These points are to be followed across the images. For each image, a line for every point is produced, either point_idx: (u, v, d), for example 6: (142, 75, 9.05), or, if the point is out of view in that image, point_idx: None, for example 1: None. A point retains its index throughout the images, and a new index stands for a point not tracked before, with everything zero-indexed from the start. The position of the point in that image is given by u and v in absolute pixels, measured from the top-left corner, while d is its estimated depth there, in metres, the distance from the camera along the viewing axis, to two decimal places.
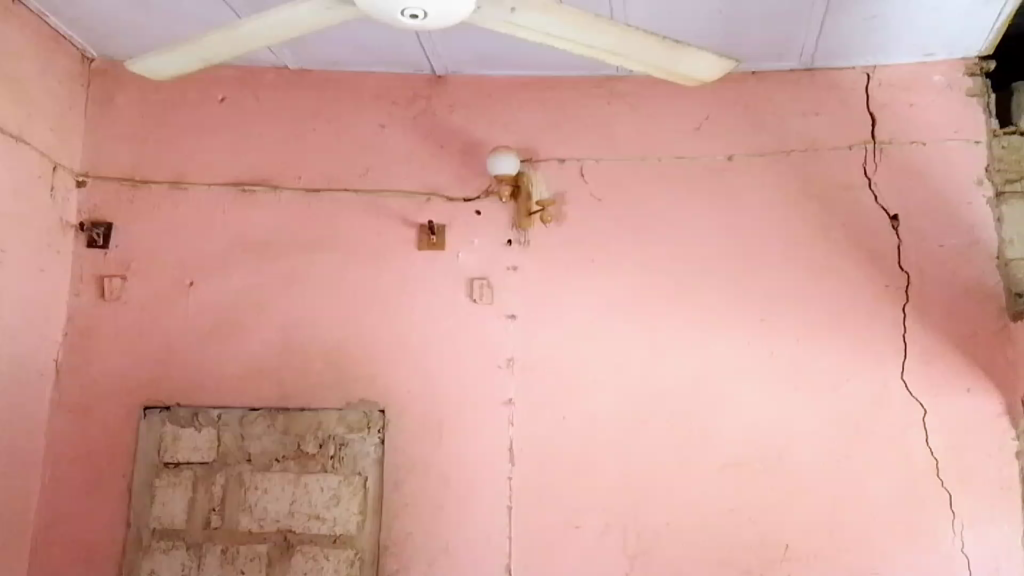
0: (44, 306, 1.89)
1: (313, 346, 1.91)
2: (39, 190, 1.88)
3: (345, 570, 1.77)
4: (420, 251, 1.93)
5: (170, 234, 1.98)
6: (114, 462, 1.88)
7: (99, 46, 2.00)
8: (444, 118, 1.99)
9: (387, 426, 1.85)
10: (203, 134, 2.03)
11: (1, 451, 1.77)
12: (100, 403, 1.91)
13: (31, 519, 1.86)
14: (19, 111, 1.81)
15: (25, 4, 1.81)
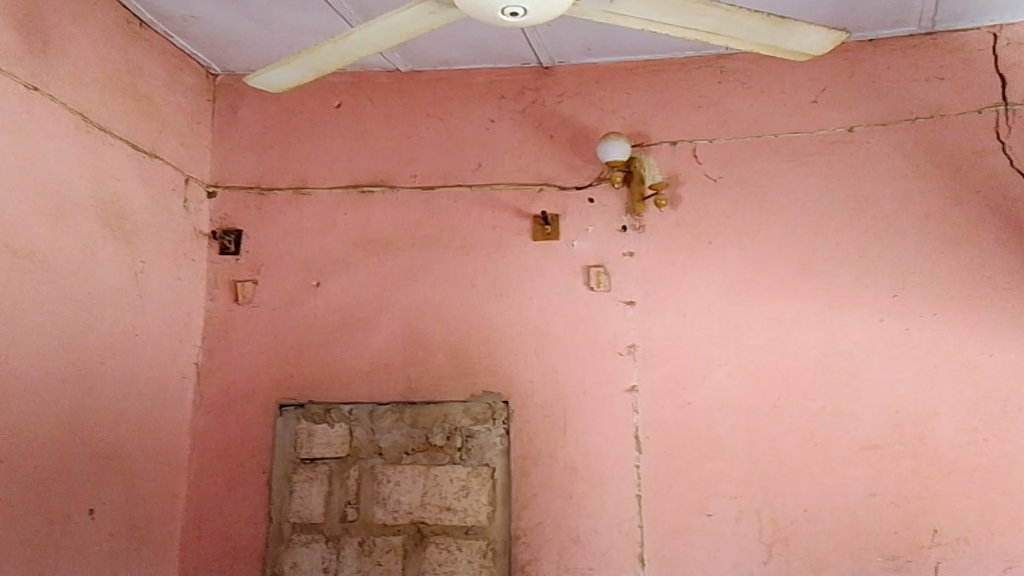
0: (183, 311, 1.99)
1: (437, 341, 1.95)
2: (173, 202, 1.98)
3: (478, 560, 1.80)
4: (535, 241, 1.95)
5: (295, 238, 2.06)
6: (254, 457, 1.96)
7: (221, 63, 2.09)
8: (553, 108, 2.00)
9: (512, 417, 1.88)
10: (322, 140, 2.10)
11: (151, 449, 1.87)
12: (238, 402, 2.00)
13: (180, 514, 1.95)
14: (151, 129, 1.91)
15: (152, 27, 1.91)
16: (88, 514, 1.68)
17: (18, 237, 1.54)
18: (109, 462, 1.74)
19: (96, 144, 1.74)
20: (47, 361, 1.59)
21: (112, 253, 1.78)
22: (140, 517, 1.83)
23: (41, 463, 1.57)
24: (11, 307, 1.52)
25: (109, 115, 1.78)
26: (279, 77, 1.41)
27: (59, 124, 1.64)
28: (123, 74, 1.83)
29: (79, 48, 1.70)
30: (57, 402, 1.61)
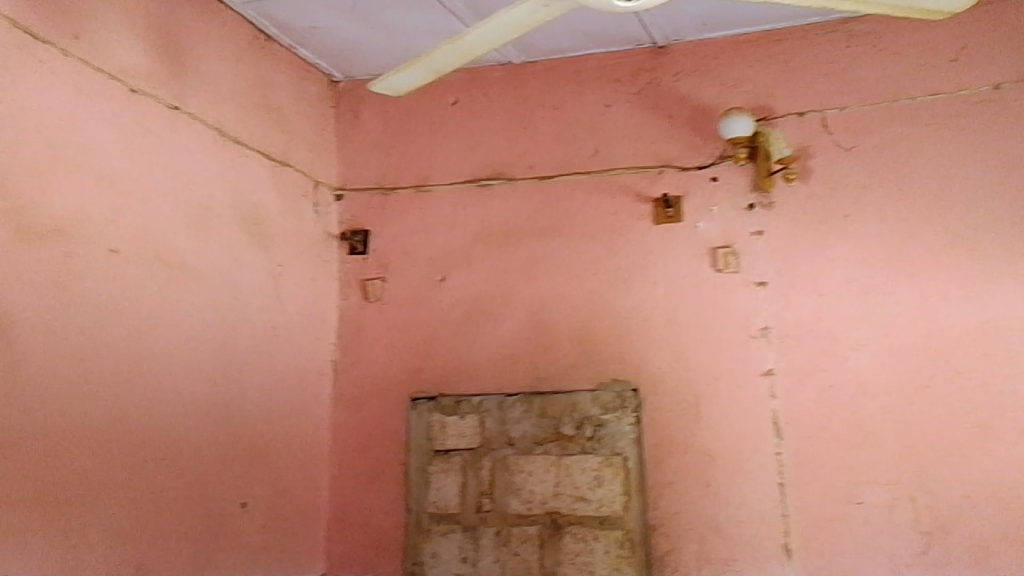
0: (318, 312, 2.06)
1: (563, 330, 1.94)
2: (305, 206, 2.05)
3: (616, 550, 1.79)
4: (658, 225, 1.91)
5: (419, 235, 2.10)
6: (391, 451, 2.01)
7: (342, 70, 2.15)
8: (670, 88, 1.96)
9: (642, 405, 1.85)
10: (440, 137, 2.13)
11: (296, 445, 1.94)
12: (373, 397, 2.05)
13: (326, 507, 2.02)
14: (281, 139, 1.98)
15: (277, 41, 1.98)
16: (241, 508, 1.76)
17: (170, 250, 1.63)
18: (258, 457, 1.82)
19: (234, 157, 1.82)
20: (201, 366, 1.68)
21: (253, 258, 1.86)
22: (288, 510, 1.90)
23: (201, 462, 1.66)
24: (165, 317, 1.60)
25: (243, 129, 1.85)
26: (402, 80, 1.45)
27: (199, 139, 1.72)
28: (254, 89, 1.90)
29: (214, 66, 1.78)
30: (209, 402, 1.69)
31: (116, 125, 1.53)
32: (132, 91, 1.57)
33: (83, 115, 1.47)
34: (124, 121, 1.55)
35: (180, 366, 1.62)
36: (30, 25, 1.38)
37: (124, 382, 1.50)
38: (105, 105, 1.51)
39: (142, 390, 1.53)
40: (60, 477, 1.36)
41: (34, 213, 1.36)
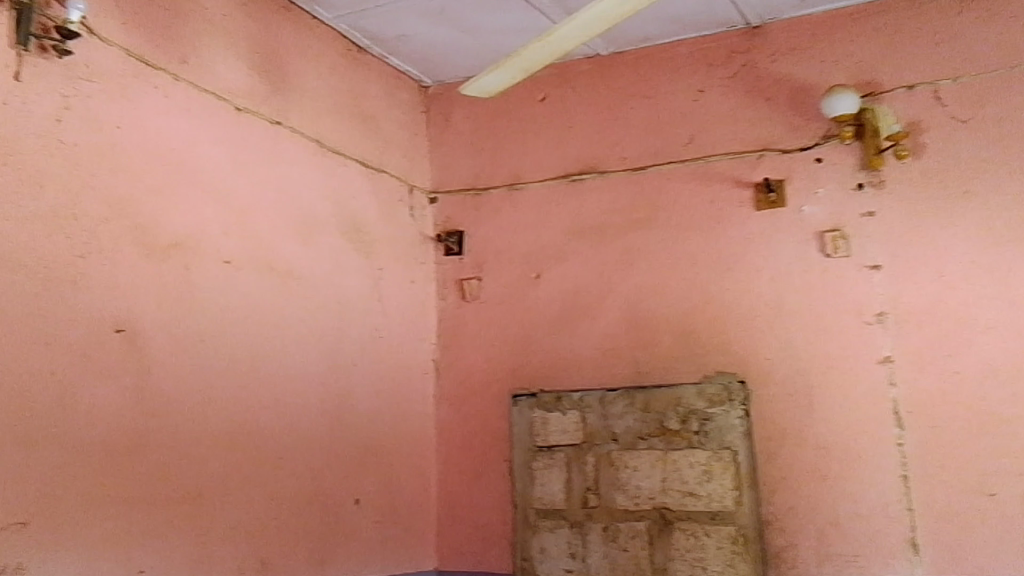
0: (417, 306, 2.72)
1: (659, 322, 2.42)
2: (401, 209, 2.73)
3: (729, 545, 2.19)
4: (760, 210, 2.34)
5: (528, 232, 2.67)
6: (498, 444, 2.60)
7: (430, 75, 2.86)
8: (767, 68, 2.39)
9: (748, 398, 2.26)
10: (556, 132, 2.68)
11: (400, 424, 2.58)
12: (473, 373, 2.68)
13: (464, 470, 2.63)
14: (377, 147, 2.68)
15: (370, 52, 2.69)
16: (355, 502, 2.39)
17: (275, 259, 2.27)
18: (370, 453, 2.46)
19: (332, 164, 2.50)
20: (308, 348, 2.32)
21: (355, 257, 2.53)
22: (399, 500, 2.54)
23: (310, 470, 2.27)
24: (272, 315, 2.23)
25: (339, 139, 2.54)
26: (492, 82, 1.85)
27: (304, 151, 2.41)
28: (350, 102, 2.60)
29: (317, 85, 2.49)
30: (321, 406, 2.33)
31: (220, 142, 2.15)
32: (238, 109, 2.22)
33: (190, 136, 2.07)
34: (233, 140, 2.19)
35: (273, 344, 2.22)
36: (143, 54, 1.98)
37: (246, 352, 2.14)
38: (225, 128, 2.17)
39: (247, 377, 2.13)
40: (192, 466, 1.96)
41: (164, 233, 1.98)
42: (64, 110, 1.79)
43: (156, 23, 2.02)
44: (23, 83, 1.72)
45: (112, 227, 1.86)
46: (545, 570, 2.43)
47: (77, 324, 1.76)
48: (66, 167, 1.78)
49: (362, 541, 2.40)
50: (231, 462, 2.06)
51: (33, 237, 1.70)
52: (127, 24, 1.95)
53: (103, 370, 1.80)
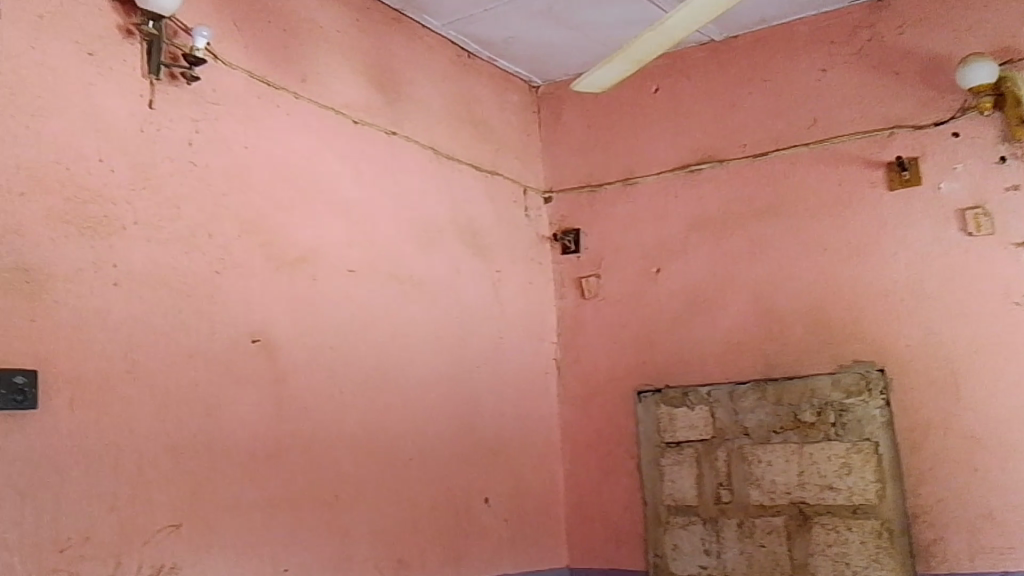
0: (537, 305, 2.76)
1: (789, 312, 2.39)
2: (517, 211, 2.77)
3: (873, 539, 2.17)
4: (892, 190, 2.29)
5: (647, 226, 2.67)
6: (625, 440, 2.59)
7: (539, 75, 2.89)
8: (893, 41, 2.34)
9: (887, 387, 2.22)
10: (670, 125, 2.67)
11: (526, 422, 2.62)
12: (596, 369, 2.70)
13: (591, 467, 2.65)
14: (490, 150, 2.72)
15: (480, 57, 2.73)
16: (485, 502, 2.43)
17: (399, 267, 2.33)
18: (497, 453, 2.49)
19: (449, 170, 2.55)
20: (434, 353, 2.37)
21: (475, 260, 2.57)
22: (527, 501, 2.56)
23: (448, 470, 2.34)
24: (399, 320, 2.29)
25: (454, 145, 2.58)
26: (606, 76, 1.87)
27: (422, 158, 2.47)
28: (463, 108, 2.64)
29: (431, 93, 2.54)
30: (449, 409, 2.38)
31: (340, 155, 2.22)
32: (356, 122, 2.28)
33: (314, 153, 2.15)
34: (354, 152, 2.26)
35: (400, 350, 2.27)
36: (265, 75, 2.06)
37: (377, 359, 2.21)
38: (344, 140, 2.24)
39: (379, 381, 2.20)
40: (330, 471, 2.03)
41: (292, 247, 2.05)
42: (195, 133, 1.88)
43: (275, 44, 2.10)
44: (156, 111, 1.81)
45: (244, 243, 1.94)
46: (678, 568, 2.43)
47: (217, 338, 1.84)
48: (199, 187, 1.87)
49: (493, 541, 2.43)
50: (367, 465, 2.13)
51: (173, 256, 1.79)
52: (247, 48, 2.03)
53: (243, 381, 1.88)
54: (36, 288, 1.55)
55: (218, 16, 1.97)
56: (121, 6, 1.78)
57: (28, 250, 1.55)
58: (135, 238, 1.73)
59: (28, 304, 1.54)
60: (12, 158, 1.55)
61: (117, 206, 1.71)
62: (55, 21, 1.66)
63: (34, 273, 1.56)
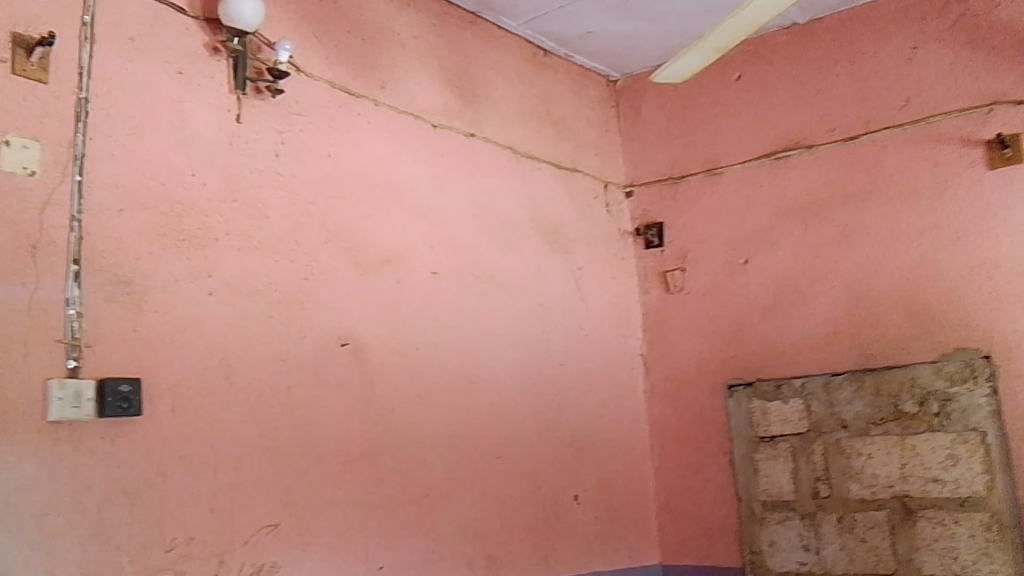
0: (622, 301, 2.74)
1: (885, 299, 2.31)
2: (598, 207, 2.76)
3: (982, 533, 2.08)
4: (993, 169, 2.19)
5: (732, 217, 2.62)
6: (717, 434, 2.55)
7: (617, 69, 2.87)
8: (988, 15, 2.24)
9: (994, 374, 2.12)
10: (753, 113, 2.62)
11: (614, 419, 2.61)
12: (684, 364, 2.66)
13: (682, 462, 2.62)
14: (569, 147, 2.71)
15: (556, 54, 2.73)
16: (575, 499, 2.42)
17: (482, 268, 2.34)
18: (584, 451, 2.49)
19: (528, 169, 2.55)
20: (519, 353, 2.38)
21: (558, 257, 2.57)
22: (617, 497, 2.55)
23: (538, 468, 2.35)
24: (484, 321, 2.31)
25: (533, 144, 2.59)
26: (685, 66, 1.83)
27: (502, 158, 2.48)
28: (541, 107, 2.64)
29: (509, 94, 2.55)
30: (536, 408, 2.38)
31: (421, 160, 2.25)
32: (435, 126, 2.30)
33: (395, 158, 2.18)
34: (434, 156, 2.29)
35: (485, 350, 2.29)
36: (346, 84, 2.10)
37: (464, 359, 2.23)
38: (424, 144, 2.27)
39: (466, 382, 2.22)
40: (421, 470, 2.06)
41: (377, 251, 2.09)
42: (281, 144, 1.93)
43: (355, 53, 2.14)
44: (244, 124, 1.87)
45: (331, 249, 1.98)
46: (775, 565, 2.38)
47: (307, 343, 1.89)
48: (286, 196, 1.92)
49: (584, 538, 2.42)
50: (456, 464, 2.15)
51: (265, 264, 1.84)
52: (327, 58, 2.07)
53: (334, 384, 1.92)
54: (137, 300, 1.62)
55: (299, 28, 2.02)
56: (208, 25, 1.85)
57: (128, 263, 1.62)
58: (227, 248, 1.78)
59: (130, 315, 1.60)
60: (110, 176, 1.62)
61: (210, 218, 1.76)
62: (145, 42, 1.73)
63: (135, 285, 1.62)
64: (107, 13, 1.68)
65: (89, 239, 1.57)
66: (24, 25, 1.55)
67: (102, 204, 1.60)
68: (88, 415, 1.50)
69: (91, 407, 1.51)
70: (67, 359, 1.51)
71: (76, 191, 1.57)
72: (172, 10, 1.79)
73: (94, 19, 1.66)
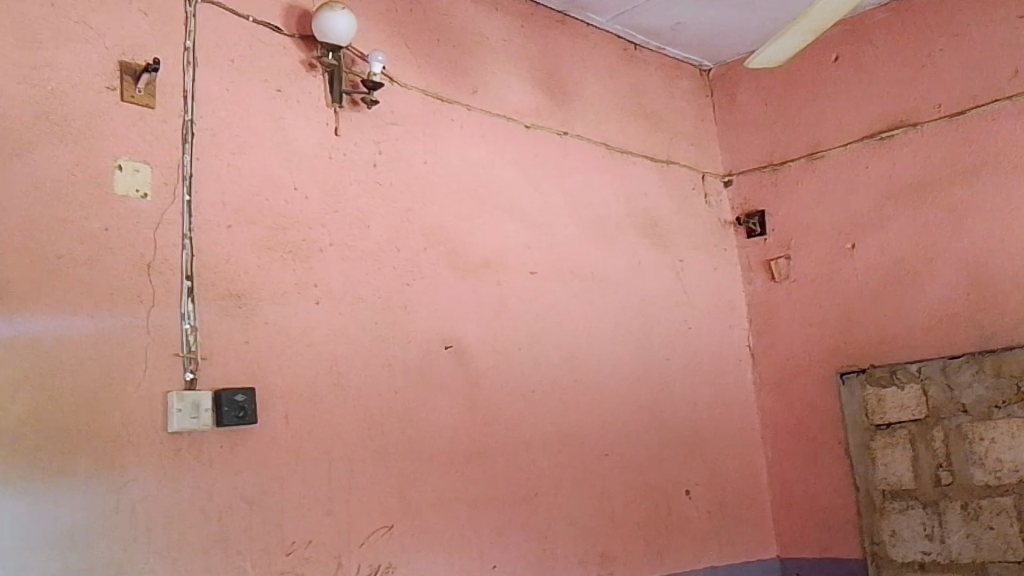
0: (726, 293, 2.69)
1: (1004, 279, 2.19)
2: (697, 198, 2.71)
3: None
4: None
5: (836, 201, 2.54)
6: (832, 425, 2.47)
7: (710, 58, 2.82)
8: None
9: None
10: (853, 93, 2.53)
11: (723, 413, 2.56)
12: (794, 354, 2.59)
13: (797, 455, 2.55)
14: (664, 139, 2.68)
15: (647, 47, 2.71)
16: (687, 495, 2.39)
17: (581, 265, 2.34)
18: (694, 446, 2.45)
19: (623, 164, 2.53)
20: (622, 349, 2.36)
21: (657, 252, 2.54)
22: (730, 492, 2.50)
23: (647, 465, 2.32)
24: (586, 318, 2.30)
25: (627, 139, 2.57)
26: (780, 51, 1.78)
27: (596, 155, 2.47)
28: (634, 101, 2.62)
29: (600, 90, 2.54)
30: (642, 404, 2.36)
31: (516, 162, 2.26)
32: (528, 127, 2.32)
33: (490, 160, 2.21)
34: (528, 156, 2.30)
35: (587, 347, 2.28)
36: (438, 91, 2.14)
37: (566, 357, 2.23)
38: (518, 146, 2.28)
39: (570, 379, 2.22)
40: (529, 470, 2.07)
41: (476, 254, 2.11)
42: (379, 154, 1.98)
43: (447, 60, 2.17)
44: (342, 137, 1.92)
45: (430, 255, 2.02)
46: (897, 555, 2.28)
47: (412, 347, 1.93)
48: (386, 204, 1.96)
49: (698, 534, 2.38)
50: (565, 463, 2.14)
51: (367, 272, 1.89)
52: (420, 67, 2.11)
53: (439, 387, 1.95)
54: (248, 312, 1.68)
55: (391, 40, 2.06)
56: (303, 42, 1.92)
57: (238, 277, 1.69)
58: (331, 258, 1.84)
59: (242, 326, 1.67)
60: (218, 194, 1.69)
61: (313, 230, 1.82)
62: (245, 63, 1.80)
63: (246, 297, 1.69)
64: (208, 37, 1.75)
65: (201, 256, 1.64)
66: (131, 54, 1.63)
67: (211, 222, 1.67)
68: (206, 425, 1.56)
69: (209, 417, 1.57)
70: (185, 371, 1.57)
71: (186, 210, 1.64)
72: (270, 30, 1.86)
73: (196, 43, 1.73)
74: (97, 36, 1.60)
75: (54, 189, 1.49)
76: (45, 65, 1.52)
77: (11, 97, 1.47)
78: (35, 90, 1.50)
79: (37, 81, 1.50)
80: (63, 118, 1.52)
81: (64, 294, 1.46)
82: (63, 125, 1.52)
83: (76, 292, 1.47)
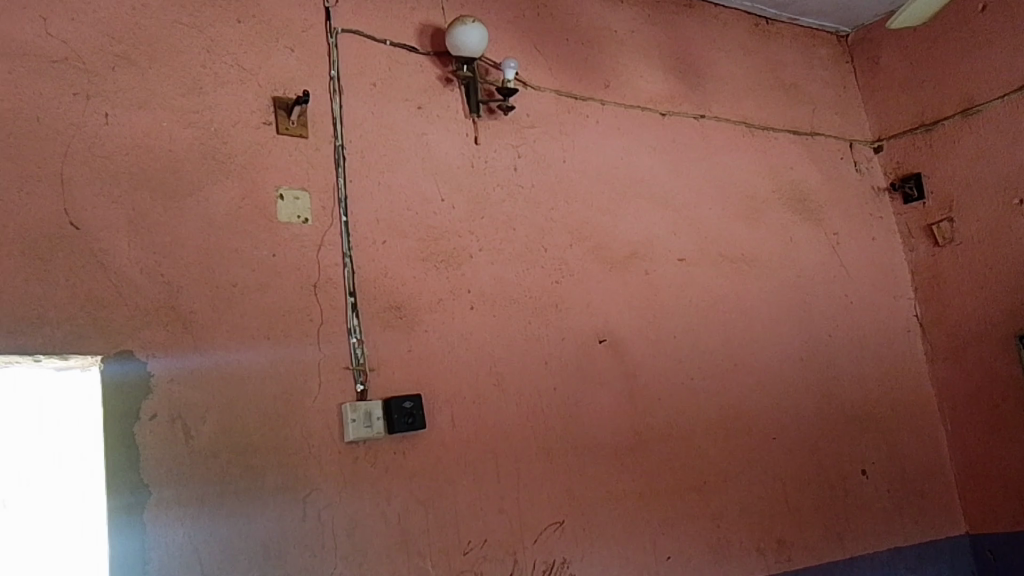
0: (887, 262, 2.60)
1: None
2: (846, 167, 2.63)
3: None
4: None
5: (996, 157, 2.40)
6: (1015, 393, 2.34)
7: (847, 22, 2.73)
8: None
9: None
10: (1004, 41, 2.38)
11: (894, 387, 2.46)
12: (965, 321, 2.47)
13: (980, 425, 2.42)
14: (805, 111, 2.61)
15: (778, 20, 2.65)
16: (863, 474, 2.31)
17: (729, 247, 2.30)
18: (866, 423, 2.36)
19: (766, 141, 2.48)
20: (780, 329, 2.31)
21: (808, 227, 2.47)
22: (910, 470, 2.40)
23: (818, 446, 2.26)
24: (739, 301, 2.26)
25: (765, 115, 2.51)
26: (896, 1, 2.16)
27: (736, 134, 2.43)
28: (770, 75, 2.57)
29: (734, 70, 2.49)
30: (807, 384, 2.30)
31: (654, 151, 2.26)
32: (664, 114, 2.31)
33: (631, 151, 2.22)
34: (667, 144, 2.29)
35: (744, 331, 2.24)
36: (573, 90, 2.16)
37: (724, 341, 2.20)
38: (656, 134, 2.28)
39: (729, 364, 2.19)
40: (695, 457, 2.05)
41: (622, 245, 2.12)
42: (518, 159, 2.02)
43: (578, 58, 2.20)
44: (482, 145, 1.98)
45: (577, 251, 2.04)
46: None
47: (567, 343, 1.95)
48: (530, 206, 2.00)
49: (878, 516, 2.29)
50: (730, 449, 2.11)
51: (518, 274, 1.93)
52: (552, 68, 2.14)
53: (598, 380, 1.97)
54: (409, 321, 1.76)
55: (522, 45, 2.11)
56: (438, 59, 1.99)
57: (397, 289, 1.76)
58: (482, 263, 1.89)
59: (406, 334, 1.75)
60: (370, 213, 1.78)
61: (461, 238, 1.88)
62: (387, 85, 1.89)
63: (405, 308, 1.76)
64: (350, 64, 1.85)
65: (362, 272, 1.73)
66: (283, 89, 1.74)
67: (368, 238, 1.76)
68: (380, 432, 1.64)
69: (381, 425, 1.64)
70: (356, 383, 1.66)
71: (345, 230, 1.73)
72: (407, 51, 1.94)
73: (340, 72, 1.83)
74: (251, 75, 1.71)
75: (225, 223, 1.60)
76: (207, 108, 1.64)
77: (182, 141, 1.59)
78: (201, 133, 1.62)
79: (201, 124, 1.62)
80: (226, 156, 1.63)
81: (241, 319, 1.57)
82: (227, 164, 1.63)
83: (253, 317, 1.58)
